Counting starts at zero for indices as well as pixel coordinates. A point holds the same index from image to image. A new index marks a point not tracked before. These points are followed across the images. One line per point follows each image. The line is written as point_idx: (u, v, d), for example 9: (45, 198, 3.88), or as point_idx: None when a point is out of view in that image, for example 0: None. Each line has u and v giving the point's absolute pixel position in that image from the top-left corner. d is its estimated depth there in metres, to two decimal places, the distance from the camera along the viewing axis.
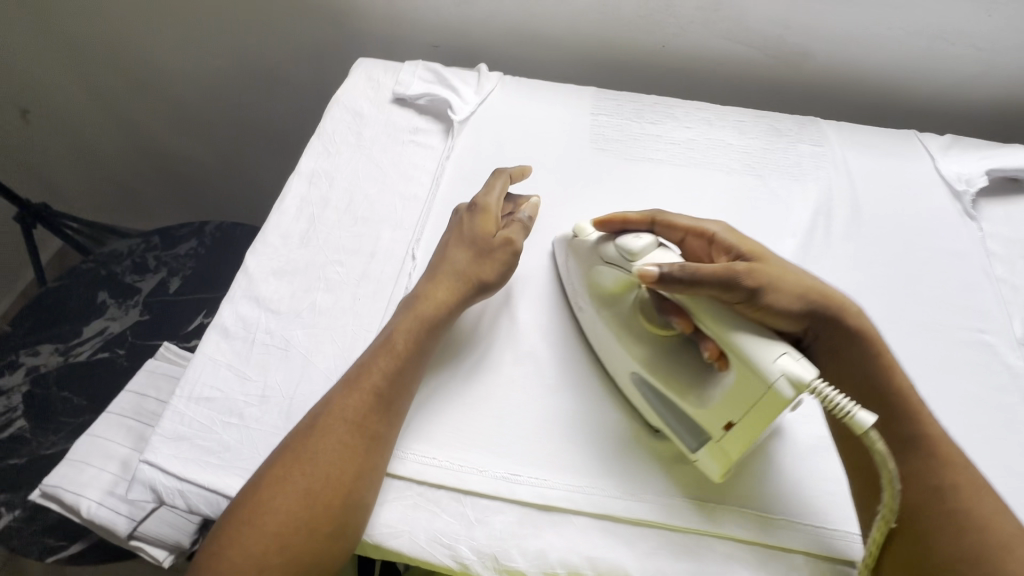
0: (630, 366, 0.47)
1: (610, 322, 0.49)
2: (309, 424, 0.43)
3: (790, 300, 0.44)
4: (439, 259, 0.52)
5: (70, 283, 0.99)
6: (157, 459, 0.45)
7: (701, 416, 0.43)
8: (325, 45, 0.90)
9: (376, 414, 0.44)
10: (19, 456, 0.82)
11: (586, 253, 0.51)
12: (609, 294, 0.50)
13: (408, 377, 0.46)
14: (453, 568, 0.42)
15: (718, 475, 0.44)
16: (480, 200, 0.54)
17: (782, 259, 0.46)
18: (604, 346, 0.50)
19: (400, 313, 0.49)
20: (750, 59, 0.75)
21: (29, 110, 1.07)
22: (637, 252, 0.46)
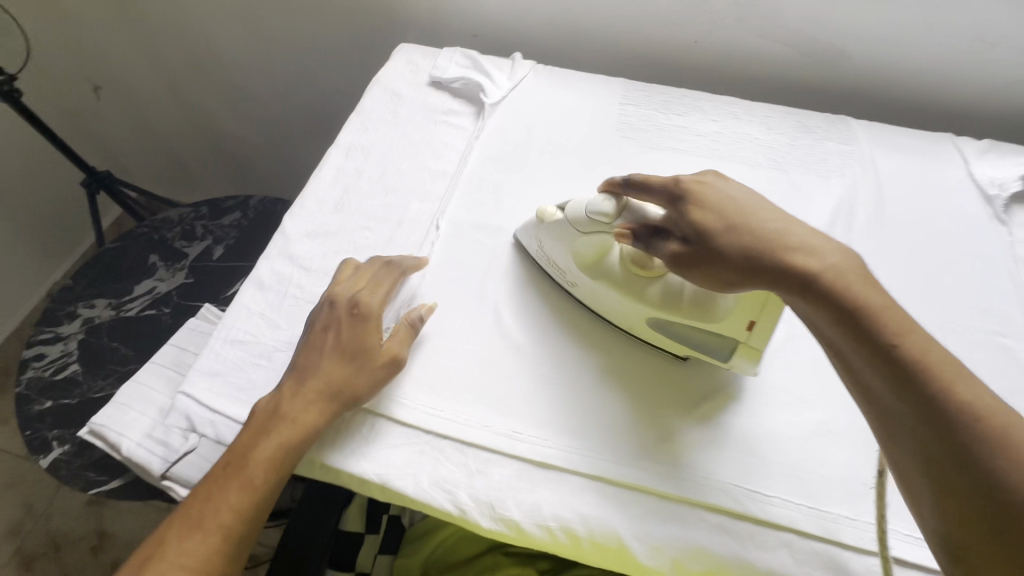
0: (643, 315, 0.49)
1: (608, 287, 0.50)
2: (148, 565, 0.43)
3: (728, 254, 0.43)
4: (281, 397, 0.47)
5: (126, 245, 1.08)
6: (194, 391, 0.50)
7: (723, 329, 0.47)
8: (368, 35, 0.94)
9: (220, 557, 0.44)
10: (73, 396, 0.90)
11: (556, 228, 0.52)
12: (591, 262, 0.51)
13: (257, 514, 0.45)
14: (452, 512, 0.45)
15: (753, 370, 0.49)
16: (361, 300, 0.50)
17: (731, 202, 0.45)
18: (610, 308, 0.51)
19: (256, 431, 0.46)
20: (784, 56, 0.75)
21: (99, 86, 1.19)
22: (611, 215, 0.48)
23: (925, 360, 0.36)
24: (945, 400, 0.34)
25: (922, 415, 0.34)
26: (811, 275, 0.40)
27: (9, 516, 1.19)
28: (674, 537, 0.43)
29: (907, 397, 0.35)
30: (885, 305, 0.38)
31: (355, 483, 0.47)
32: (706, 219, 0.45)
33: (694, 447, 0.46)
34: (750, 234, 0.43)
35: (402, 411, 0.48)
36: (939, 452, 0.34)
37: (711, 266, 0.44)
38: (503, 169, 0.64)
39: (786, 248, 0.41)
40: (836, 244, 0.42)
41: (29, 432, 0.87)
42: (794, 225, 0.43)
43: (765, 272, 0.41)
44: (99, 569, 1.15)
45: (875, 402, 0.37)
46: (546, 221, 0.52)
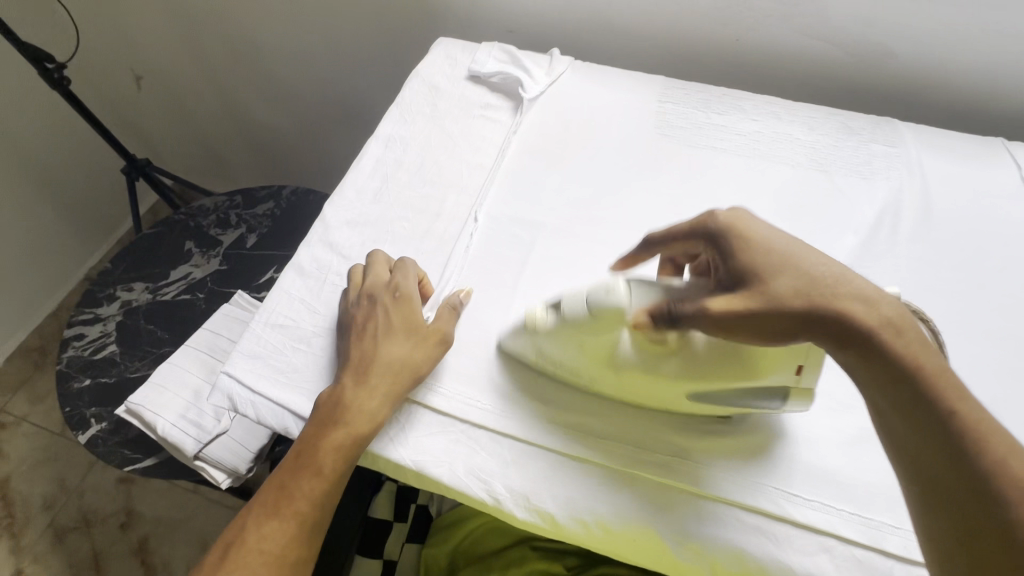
0: (683, 391, 0.44)
1: (635, 378, 0.45)
2: (232, 551, 0.46)
3: (782, 298, 0.39)
4: (344, 389, 0.47)
5: (163, 231, 1.10)
6: (235, 372, 0.51)
7: (771, 379, 0.43)
8: (405, 30, 0.95)
9: (300, 542, 0.46)
10: (110, 375, 0.93)
11: (550, 331, 0.46)
12: (605, 357, 0.45)
13: (333, 499, 0.48)
14: (487, 502, 0.45)
15: (806, 407, 0.45)
16: (403, 288, 0.52)
17: (774, 241, 0.42)
18: (643, 395, 0.46)
19: (322, 424, 0.46)
20: (828, 56, 0.74)
21: (141, 76, 1.22)
22: (621, 301, 0.42)
23: (980, 431, 0.33)
24: (999, 474, 0.32)
25: (972, 487, 0.32)
26: (865, 330, 0.37)
27: (43, 490, 1.23)
28: (712, 536, 0.43)
29: (956, 467, 0.33)
30: (938, 368, 0.35)
31: (391, 468, 0.47)
32: (751, 259, 0.41)
33: (732, 448, 0.46)
34: (801, 278, 0.39)
35: (439, 401, 0.48)
36: (986, 527, 0.32)
37: (763, 324, 0.39)
38: (540, 164, 0.64)
39: (839, 295, 0.38)
40: (889, 299, 0.39)
41: (68, 408, 0.90)
42: (847, 271, 0.40)
43: (817, 319, 0.38)
44: (128, 545, 1.18)
45: (919, 468, 0.35)
46: (539, 325, 0.46)
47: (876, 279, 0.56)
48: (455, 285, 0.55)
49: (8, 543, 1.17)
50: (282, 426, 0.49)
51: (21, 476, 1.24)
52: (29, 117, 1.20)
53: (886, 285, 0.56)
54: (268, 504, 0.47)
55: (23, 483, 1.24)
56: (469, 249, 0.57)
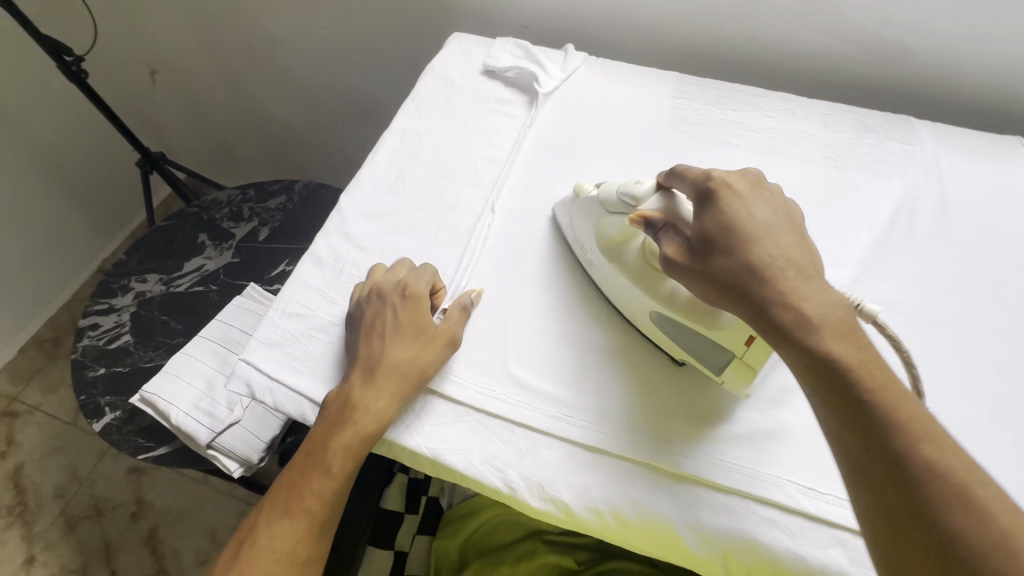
0: (649, 306, 0.49)
1: (620, 272, 0.51)
2: (246, 547, 0.47)
3: (722, 274, 0.42)
4: (353, 388, 0.47)
5: (177, 224, 1.12)
6: (254, 359, 0.51)
7: (723, 338, 0.46)
8: (419, 26, 0.96)
9: (311, 539, 0.48)
10: (124, 365, 0.94)
11: (587, 208, 0.54)
12: (614, 245, 0.52)
13: (342, 498, 0.49)
14: (501, 490, 0.45)
15: (744, 392, 0.47)
16: (411, 287, 0.52)
17: (736, 221, 0.43)
18: (621, 295, 0.51)
19: (331, 423, 0.47)
20: (844, 53, 0.74)
21: (156, 71, 1.24)
22: (640, 194, 0.50)
23: (896, 416, 0.35)
24: (909, 455, 0.34)
25: (885, 468, 0.34)
26: (789, 316, 0.39)
27: (55, 478, 1.24)
28: (726, 527, 0.43)
29: (875, 451, 0.35)
30: (860, 356, 0.37)
31: (408, 456, 0.48)
32: (710, 233, 0.43)
33: (746, 440, 0.46)
34: (744, 259, 0.41)
35: (455, 390, 0.49)
36: (900, 505, 0.33)
37: (704, 288, 0.43)
38: (555, 158, 0.64)
39: (773, 281, 0.40)
40: (828, 288, 0.40)
41: (83, 397, 0.91)
42: (791, 257, 0.41)
43: (750, 299, 0.40)
44: (138, 534, 1.19)
45: (842, 449, 0.36)
46: (583, 194, 0.55)
47: (891, 276, 0.56)
48: (469, 284, 0.55)
49: (20, 531, 1.19)
50: (299, 413, 0.50)
51: (34, 464, 1.26)
52: (46, 109, 1.22)
53: (901, 282, 0.56)
54: (280, 503, 0.49)
55: (36, 472, 1.25)
56: (486, 242, 0.57)
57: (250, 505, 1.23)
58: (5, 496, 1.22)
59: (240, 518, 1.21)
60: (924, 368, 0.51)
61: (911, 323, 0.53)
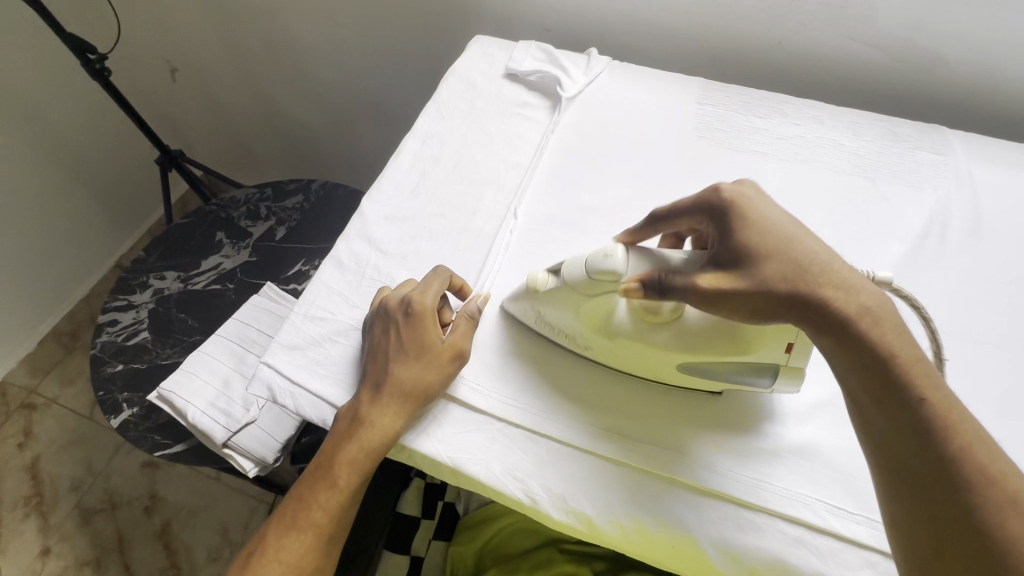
0: (675, 362, 0.46)
1: (627, 344, 0.47)
2: (254, 560, 0.48)
3: (771, 280, 0.40)
4: (360, 404, 0.47)
5: (195, 222, 1.12)
6: (275, 362, 0.51)
7: (763, 356, 0.45)
8: (439, 27, 0.95)
9: (317, 553, 0.48)
10: (142, 361, 0.95)
11: (552, 295, 0.48)
12: (599, 321, 0.47)
13: (348, 511, 0.49)
14: (522, 501, 0.45)
15: (797, 385, 0.46)
16: (416, 303, 0.49)
17: (775, 225, 0.42)
18: (638, 364, 0.48)
19: (338, 439, 0.47)
20: (874, 60, 0.72)
21: (176, 69, 1.25)
22: (616, 267, 0.44)
23: (947, 419, 0.34)
24: (963, 461, 0.33)
25: (938, 474, 0.34)
26: (847, 317, 0.38)
27: (71, 471, 1.26)
28: (750, 546, 0.43)
29: (927, 454, 0.34)
30: (913, 357, 0.36)
31: (428, 464, 0.47)
32: (747, 239, 0.42)
33: (773, 456, 0.45)
34: (790, 262, 0.40)
35: (477, 398, 0.48)
36: (950, 511, 0.33)
37: (750, 302, 0.41)
38: (578, 164, 0.64)
39: (824, 284, 0.39)
40: (874, 290, 0.39)
41: (101, 392, 0.92)
42: (835, 257, 0.41)
43: (802, 303, 0.39)
44: (152, 529, 1.20)
45: (891, 453, 0.36)
46: (540, 288, 0.48)
47: (923, 289, 0.55)
48: (486, 287, 0.54)
49: (37, 522, 1.20)
50: (320, 418, 0.50)
51: (51, 456, 1.27)
52: (68, 105, 1.23)
53: (933, 296, 0.54)
54: (287, 516, 0.49)
55: (52, 464, 1.27)
56: (507, 248, 0.57)
57: (261, 502, 1.23)
58: (22, 487, 1.24)
59: (252, 516, 1.22)
60: (956, 385, 0.50)
61: (943, 338, 0.52)
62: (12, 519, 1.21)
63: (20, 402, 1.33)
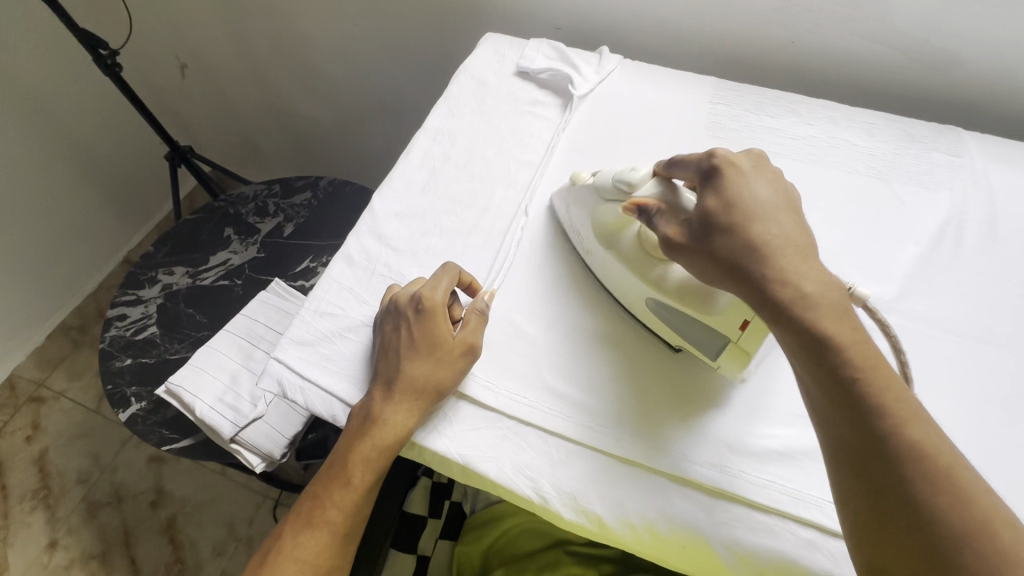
0: (645, 294, 0.49)
1: (619, 258, 0.51)
2: (271, 558, 0.48)
3: (724, 253, 0.41)
4: (373, 402, 0.47)
5: (203, 218, 1.13)
6: (286, 358, 0.51)
7: (717, 323, 0.46)
8: (450, 25, 0.95)
9: (333, 551, 0.48)
10: (150, 356, 0.95)
11: (584, 191, 0.55)
12: (609, 232, 0.52)
13: (362, 509, 0.49)
14: (534, 500, 0.45)
15: (740, 374, 0.47)
16: (426, 299, 0.49)
17: (752, 198, 0.43)
18: (617, 283, 0.51)
19: (351, 437, 0.47)
20: (888, 60, 0.72)
21: (185, 65, 1.25)
22: (635, 181, 0.50)
23: (886, 397, 0.35)
24: (898, 437, 0.34)
25: (876, 449, 0.34)
26: (790, 296, 0.38)
27: (78, 464, 1.27)
28: (765, 549, 0.42)
29: (866, 432, 0.34)
30: (853, 338, 0.37)
31: (438, 462, 0.47)
32: (711, 210, 0.43)
33: (786, 458, 0.45)
34: (745, 237, 0.41)
35: (489, 396, 0.48)
36: (883, 485, 0.33)
37: (700, 267, 0.43)
38: (589, 163, 0.63)
39: (778, 260, 0.40)
40: (824, 270, 0.40)
41: (110, 386, 0.92)
42: (788, 235, 0.41)
43: (750, 279, 0.40)
44: (157, 523, 1.21)
45: (832, 432, 0.36)
46: (579, 183, 0.56)
47: (937, 291, 0.54)
48: (495, 283, 0.54)
49: (44, 514, 1.21)
50: (330, 414, 0.50)
51: (58, 449, 1.28)
52: (79, 100, 1.24)
53: (949, 299, 0.54)
54: (303, 515, 0.49)
55: (60, 457, 1.27)
56: (518, 245, 0.56)
57: (267, 498, 1.24)
58: (30, 479, 1.25)
59: (257, 511, 1.22)
60: (972, 389, 0.49)
61: (958, 342, 0.51)
62: (20, 511, 1.21)
63: (28, 395, 1.34)
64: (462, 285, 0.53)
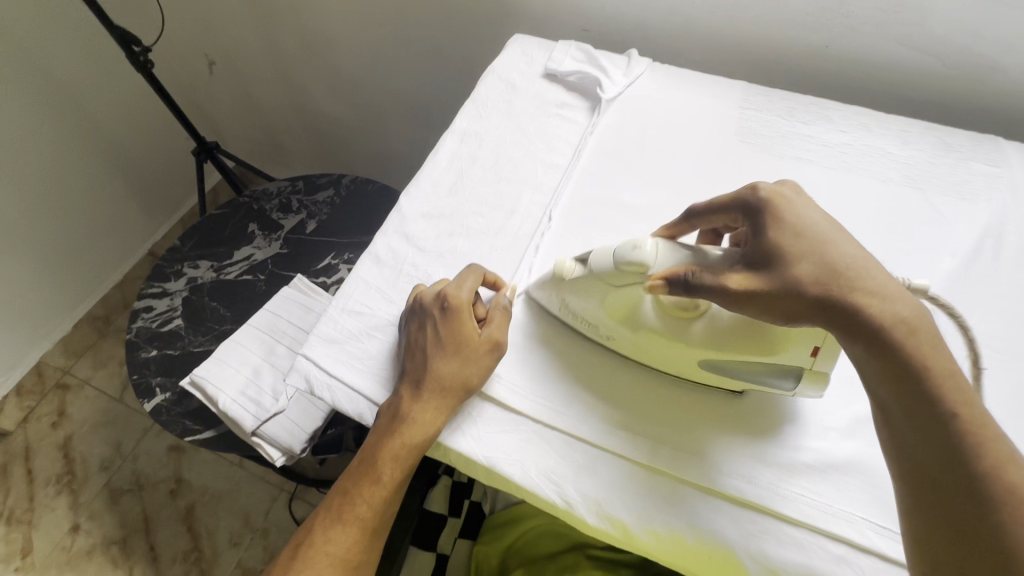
0: (696, 359, 0.46)
1: (654, 338, 0.47)
2: (301, 552, 0.49)
3: (807, 282, 0.39)
4: (401, 401, 0.47)
5: (228, 213, 1.14)
6: (313, 355, 0.52)
7: (788, 358, 0.44)
8: (476, 27, 0.95)
9: (362, 546, 0.49)
10: (175, 348, 0.97)
11: (578, 282, 0.48)
12: (625, 316, 0.48)
13: (390, 506, 0.50)
14: (558, 505, 0.45)
15: (823, 391, 0.46)
16: (450, 296, 0.49)
17: (810, 226, 0.41)
18: (657, 357, 0.48)
19: (381, 434, 0.47)
20: (926, 66, 0.70)
21: (214, 62, 1.27)
22: (646, 259, 0.44)
23: (980, 434, 0.34)
24: (993, 478, 0.33)
25: (967, 489, 0.33)
26: (882, 328, 0.37)
27: (101, 451, 1.29)
28: (793, 562, 0.42)
29: (956, 469, 0.34)
30: (949, 371, 0.36)
31: (463, 462, 0.47)
32: (781, 238, 0.41)
33: (815, 471, 0.44)
34: (827, 264, 0.39)
35: (514, 399, 0.48)
36: (975, 526, 0.33)
37: (779, 302, 0.40)
38: (616, 167, 0.63)
39: (858, 289, 0.38)
40: (910, 296, 0.38)
41: (136, 376, 0.94)
42: (870, 262, 0.39)
43: (835, 310, 0.38)
44: (176, 511, 1.23)
45: (913, 463, 0.35)
46: (566, 274, 0.49)
47: (975, 304, 0.53)
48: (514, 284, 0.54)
49: (68, 499, 1.24)
50: (356, 412, 0.51)
51: (83, 436, 1.31)
52: (111, 94, 1.26)
53: (986, 312, 0.52)
54: (332, 511, 0.50)
55: (84, 444, 1.30)
56: (542, 249, 0.57)
57: (283, 490, 1.26)
58: (55, 464, 1.28)
59: (273, 503, 1.24)
60: (1013, 407, 0.48)
61: (998, 358, 0.50)
62: (45, 496, 1.24)
63: (54, 381, 1.37)
64: (485, 283, 0.53)
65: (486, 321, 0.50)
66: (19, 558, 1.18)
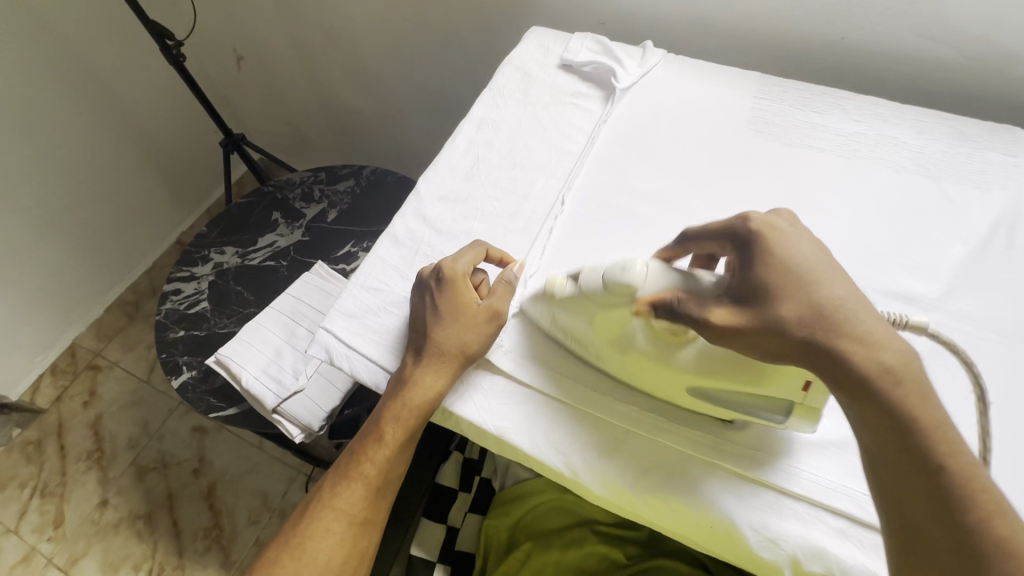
0: (685, 382, 0.45)
1: (641, 361, 0.45)
2: (312, 507, 0.52)
3: (793, 324, 0.38)
4: (406, 367, 0.50)
5: (253, 201, 1.18)
6: (334, 327, 0.54)
7: (778, 392, 0.42)
8: (495, 20, 0.96)
9: (368, 503, 0.51)
10: (201, 329, 1.01)
11: (569, 300, 0.48)
12: (612, 335, 0.46)
13: (397, 467, 0.52)
14: (563, 472, 0.47)
15: (812, 426, 0.44)
16: (445, 269, 0.51)
17: (803, 262, 0.40)
18: (643, 378, 0.47)
19: (388, 398, 0.50)
20: (944, 57, 0.70)
21: (241, 57, 1.32)
22: (634, 280, 0.44)
23: (969, 488, 0.34)
24: (980, 528, 0.33)
25: (953, 537, 0.34)
26: (871, 374, 0.36)
27: (129, 430, 1.35)
28: (792, 534, 0.43)
29: (942, 527, 0.34)
30: (938, 422, 0.36)
31: (473, 430, 0.50)
32: (768, 279, 0.40)
33: (816, 448, 0.45)
34: (812, 307, 0.38)
35: (523, 372, 0.50)
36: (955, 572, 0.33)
37: (764, 343, 0.39)
38: (628, 154, 0.64)
39: (845, 333, 0.37)
40: (899, 336, 0.38)
41: (164, 355, 0.98)
42: (861, 302, 0.39)
43: (823, 355, 0.38)
44: (198, 490, 1.28)
45: (897, 505, 0.36)
46: (557, 290, 0.48)
47: (985, 289, 0.53)
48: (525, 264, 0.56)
49: (97, 475, 1.30)
50: (374, 382, 0.53)
51: (112, 415, 1.37)
52: (144, 88, 1.32)
53: (996, 298, 0.53)
54: (341, 469, 0.52)
55: (113, 422, 1.36)
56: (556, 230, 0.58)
57: (300, 472, 1.30)
58: (86, 441, 1.33)
59: (290, 484, 1.28)
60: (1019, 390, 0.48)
61: (1005, 343, 0.50)
62: (76, 471, 1.30)
63: (86, 363, 1.43)
64: (492, 259, 0.56)
65: (488, 291, 0.52)
66: (51, 528, 1.24)
